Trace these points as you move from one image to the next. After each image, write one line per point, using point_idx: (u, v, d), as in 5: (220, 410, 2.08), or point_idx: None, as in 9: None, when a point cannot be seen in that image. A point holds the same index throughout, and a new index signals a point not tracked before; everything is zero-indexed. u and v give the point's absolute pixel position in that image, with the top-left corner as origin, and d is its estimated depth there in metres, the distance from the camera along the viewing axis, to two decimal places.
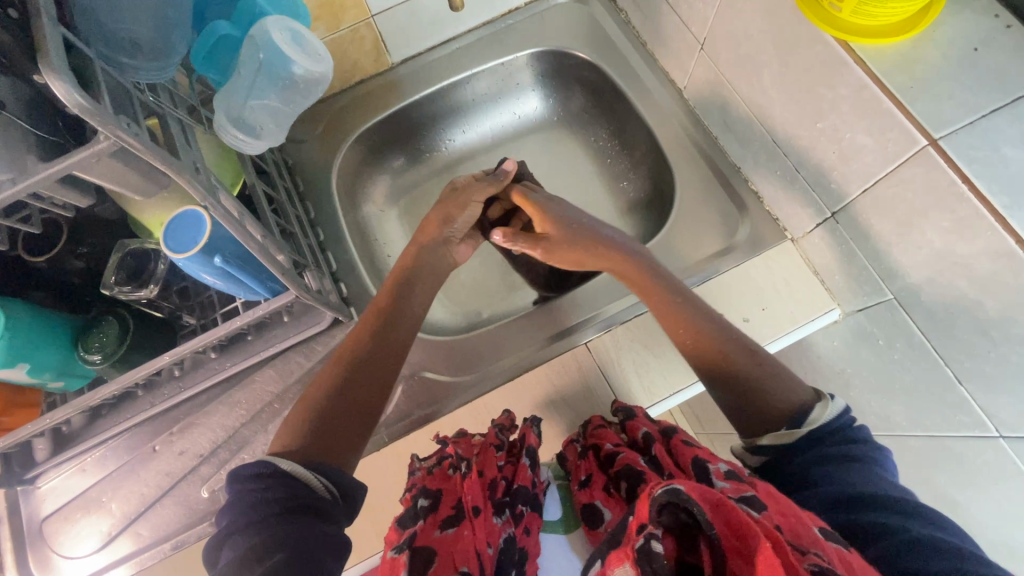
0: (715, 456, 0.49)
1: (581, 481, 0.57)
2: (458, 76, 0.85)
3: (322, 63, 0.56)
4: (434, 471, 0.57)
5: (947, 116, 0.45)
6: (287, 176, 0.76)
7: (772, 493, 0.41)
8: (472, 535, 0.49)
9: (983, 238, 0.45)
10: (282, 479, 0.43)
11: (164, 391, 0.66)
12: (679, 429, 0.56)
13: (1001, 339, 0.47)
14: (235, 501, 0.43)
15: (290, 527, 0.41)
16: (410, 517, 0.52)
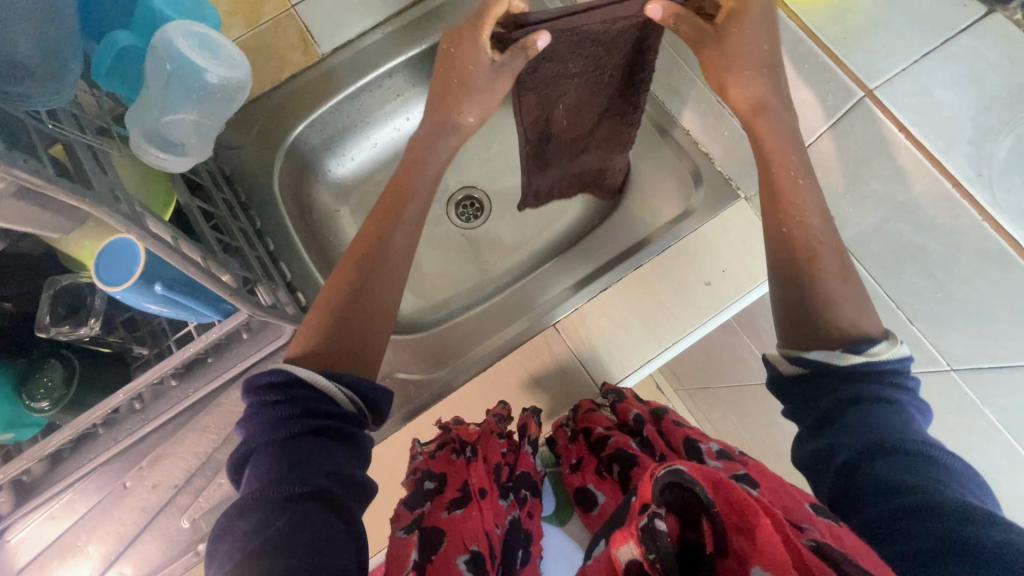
0: (705, 435, 0.51)
1: (574, 465, 0.61)
2: (394, 61, 0.81)
3: (240, 62, 0.53)
4: (438, 456, 0.58)
5: (879, 66, 0.47)
6: (225, 188, 0.73)
7: (763, 473, 0.44)
8: (479, 516, 0.48)
9: (922, 183, 0.46)
10: (300, 392, 0.41)
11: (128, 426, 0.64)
12: (669, 410, 0.59)
13: (947, 280, 0.48)
14: (253, 414, 0.41)
15: (311, 445, 0.39)
16: (417, 500, 0.51)
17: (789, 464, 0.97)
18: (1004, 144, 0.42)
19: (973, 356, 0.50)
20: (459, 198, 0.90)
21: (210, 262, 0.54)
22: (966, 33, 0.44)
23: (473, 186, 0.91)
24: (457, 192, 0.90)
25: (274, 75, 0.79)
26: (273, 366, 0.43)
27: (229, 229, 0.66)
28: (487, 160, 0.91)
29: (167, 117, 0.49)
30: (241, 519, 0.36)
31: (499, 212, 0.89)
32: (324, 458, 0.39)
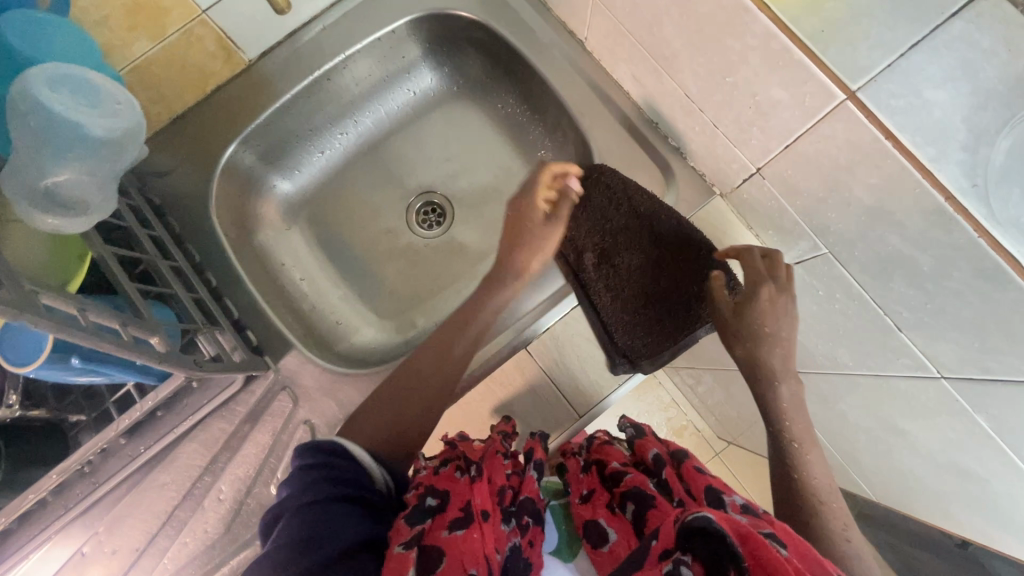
0: (728, 487, 0.49)
1: (583, 497, 0.52)
2: (331, 62, 0.73)
3: (124, 104, 0.55)
4: (440, 471, 0.49)
5: (862, 61, 0.39)
6: (156, 221, 0.66)
7: (791, 535, 0.41)
8: (480, 539, 0.40)
9: (910, 194, 0.41)
10: (340, 456, 0.45)
11: (77, 493, 0.60)
12: (690, 455, 0.54)
13: (936, 292, 0.45)
14: (290, 483, 0.43)
15: (339, 508, 0.40)
16: (416, 514, 0.42)
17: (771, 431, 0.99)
18: (1003, 148, 0.35)
19: (963, 365, 0.48)
20: (419, 204, 0.84)
21: (131, 328, 0.47)
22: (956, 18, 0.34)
23: (432, 190, 0.84)
24: (416, 199, 0.84)
25: (194, 88, 0.70)
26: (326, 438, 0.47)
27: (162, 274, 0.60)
28: (446, 162, 0.84)
29: (47, 172, 0.49)
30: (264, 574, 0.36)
31: (463, 218, 0.83)
32: (346, 521, 0.39)
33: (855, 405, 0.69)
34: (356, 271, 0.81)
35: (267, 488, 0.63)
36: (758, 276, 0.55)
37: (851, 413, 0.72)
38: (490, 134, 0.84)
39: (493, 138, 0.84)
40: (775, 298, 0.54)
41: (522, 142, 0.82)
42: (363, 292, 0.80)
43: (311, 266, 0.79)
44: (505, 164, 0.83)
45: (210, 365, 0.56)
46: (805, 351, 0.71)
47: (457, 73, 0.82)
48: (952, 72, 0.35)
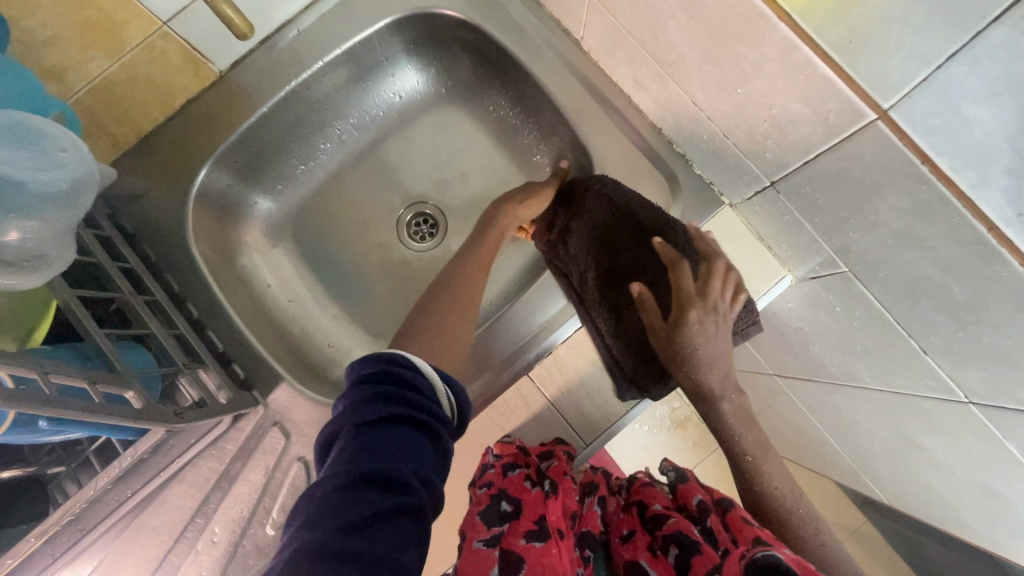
0: (777, 541, 0.46)
1: (624, 537, 0.53)
2: (308, 70, 0.67)
3: (72, 150, 0.51)
4: (510, 475, 0.55)
5: (896, 77, 0.35)
6: (127, 251, 0.62)
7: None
8: (558, 555, 0.45)
9: (947, 223, 0.37)
10: (402, 373, 0.41)
11: (63, 543, 0.52)
12: (737, 503, 0.52)
13: (970, 321, 0.41)
14: (349, 393, 0.40)
15: (397, 434, 0.37)
16: (494, 516, 0.49)
17: (778, 426, 0.98)
18: None
19: (996, 394, 0.45)
20: (410, 216, 0.79)
21: (100, 386, 0.44)
22: (998, 24, 0.29)
23: (423, 201, 0.79)
24: (406, 210, 0.79)
25: (162, 104, 0.65)
26: (389, 350, 0.43)
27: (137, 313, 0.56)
28: (436, 170, 0.80)
29: None
30: (308, 498, 0.34)
31: (458, 229, 0.79)
32: (404, 451, 0.36)
33: (872, 418, 0.66)
34: (346, 290, 0.77)
35: (263, 529, 0.60)
36: (688, 299, 0.54)
37: (867, 424, 0.69)
38: (482, 138, 0.79)
39: (487, 144, 0.79)
40: (704, 319, 0.54)
41: (517, 146, 0.77)
42: (355, 311, 0.76)
43: (299, 287, 0.75)
44: (499, 170, 0.78)
45: (193, 413, 0.53)
46: (819, 362, 0.68)
47: (446, 74, 0.77)
48: (993, 87, 0.31)
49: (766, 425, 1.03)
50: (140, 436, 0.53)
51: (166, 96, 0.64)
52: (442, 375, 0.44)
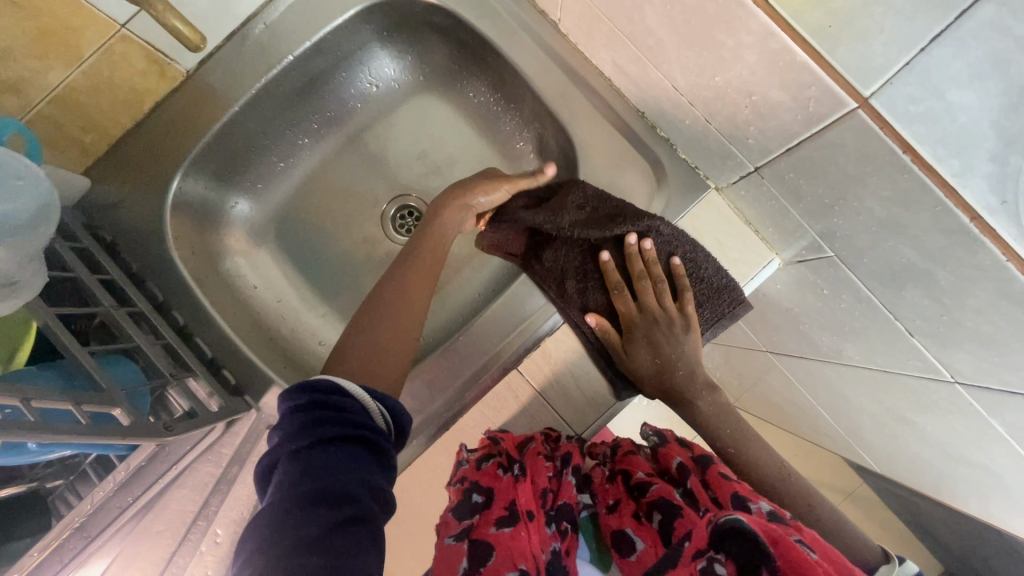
0: (754, 493, 0.48)
1: (609, 507, 0.52)
2: (277, 66, 0.65)
3: (27, 176, 0.50)
4: (483, 467, 0.55)
5: (877, 63, 0.33)
6: (102, 260, 0.61)
7: (821, 544, 0.41)
8: (527, 537, 0.45)
9: (930, 212, 0.36)
10: (335, 397, 0.42)
11: (69, 551, 0.50)
12: (716, 457, 0.53)
13: (954, 306, 0.41)
14: (285, 421, 0.41)
15: (337, 452, 0.38)
16: (467, 510, 0.50)
17: (771, 397, 0.99)
18: None
19: (980, 375, 0.45)
20: (394, 210, 0.78)
21: (85, 407, 0.44)
22: None
23: (406, 193, 0.78)
24: (389, 204, 0.78)
25: (130, 110, 0.63)
26: (319, 377, 0.44)
27: (120, 326, 0.56)
28: (417, 160, 0.78)
29: None
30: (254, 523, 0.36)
31: None
32: (347, 466, 0.38)
33: (862, 394, 0.67)
34: (333, 288, 0.76)
35: None
36: (634, 322, 0.60)
37: (857, 399, 0.69)
38: (462, 127, 0.77)
39: (468, 132, 0.77)
40: (650, 335, 0.60)
41: (499, 133, 0.75)
42: (343, 309, 0.75)
43: (285, 287, 0.75)
44: (481, 158, 0.77)
45: (182, 423, 0.53)
46: (809, 342, 0.67)
47: (422, 61, 0.75)
48: (976, 69, 0.30)
49: (759, 396, 1.04)
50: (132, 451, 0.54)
51: (133, 101, 0.63)
52: (374, 393, 0.45)
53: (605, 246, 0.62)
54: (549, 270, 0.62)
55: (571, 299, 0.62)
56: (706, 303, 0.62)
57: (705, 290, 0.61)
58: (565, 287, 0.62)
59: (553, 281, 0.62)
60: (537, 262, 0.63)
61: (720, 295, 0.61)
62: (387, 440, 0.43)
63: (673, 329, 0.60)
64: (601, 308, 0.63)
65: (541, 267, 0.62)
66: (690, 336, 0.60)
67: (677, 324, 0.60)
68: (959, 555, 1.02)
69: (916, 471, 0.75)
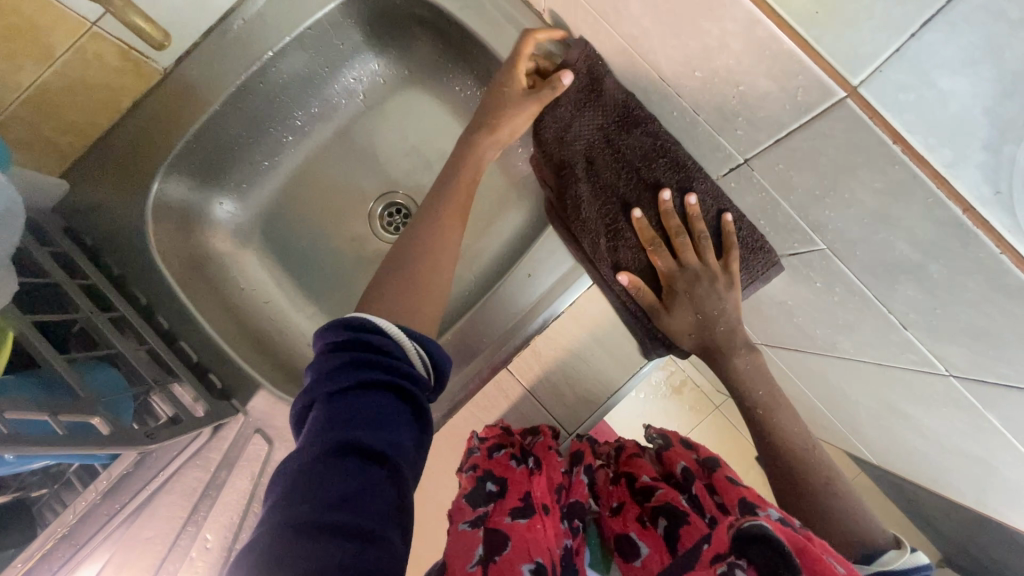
0: (763, 499, 0.45)
1: (614, 509, 0.52)
2: (256, 62, 0.64)
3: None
4: (495, 456, 0.55)
5: (866, 50, 0.32)
6: (87, 264, 0.60)
7: (834, 554, 0.39)
8: (542, 529, 0.44)
9: (921, 203, 0.35)
10: (371, 338, 0.41)
11: (57, 559, 0.49)
12: (722, 461, 0.52)
13: (949, 299, 0.40)
14: (321, 360, 0.40)
15: (377, 396, 0.38)
16: (482, 498, 0.49)
17: None
18: None
19: (977, 368, 0.44)
20: (381, 208, 0.76)
21: (61, 417, 0.43)
22: None
23: (393, 190, 0.77)
24: (377, 203, 0.77)
25: (107, 110, 0.62)
26: (355, 316, 0.42)
27: (100, 332, 0.55)
28: (405, 156, 0.77)
29: None
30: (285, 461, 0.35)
31: None
32: (386, 412, 0.37)
33: (858, 387, 0.66)
34: (321, 287, 0.75)
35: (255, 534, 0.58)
36: (673, 277, 0.59)
37: (854, 392, 0.68)
38: (448, 121, 0.76)
39: (455, 126, 0.76)
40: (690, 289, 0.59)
41: None
42: (331, 308, 0.74)
43: (273, 288, 0.74)
44: None
45: (164, 432, 0.52)
46: (803, 335, 0.66)
47: (406, 55, 0.73)
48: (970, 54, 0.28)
49: None
50: (113, 460, 0.54)
51: (109, 101, 0.61)
52: (412, 334, 0.43)
53: (637, 198, 0.60)
54: (581, 220, 0.62)
55: (604, 252, 0.62)
56: (741, 267, 0.57)
57: (742, 251, 0.56)
58: (597, 240, 0.61)
59: (581, 233, 0.62)
60: (568, 212, 0.63)
61: (754, 256, 0.56)
62: (421, 387, 0.41)
63: (717, 279, 0.58)
64: (636, 261, 0.62)
65: (571, 213, 0.62)
66: (732, 294, 0.58)
67: (722, 277, 0.57)
68: (957, 543, 1.02)
69: (913, 462, 0.75)
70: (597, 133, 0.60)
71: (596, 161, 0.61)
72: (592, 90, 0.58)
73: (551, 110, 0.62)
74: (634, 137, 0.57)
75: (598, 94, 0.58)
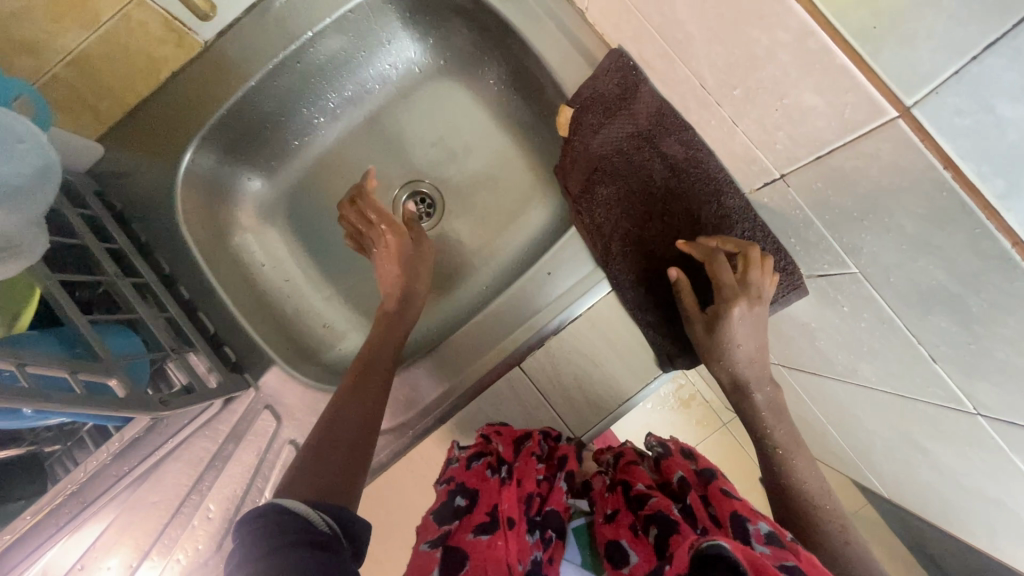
0: (755, 512, 0.45)
1: (607, 516, 0.50)
2: (296, 42, 0.64)
3: (29, 141, 0.50)
4: (472, 467, 0.55)
5: (923, 69, 0.31)
6: (117, 231, 0.61)
7: (818, 568, 0.38)
8: (504, 546, 0.43)
9: (967, 234, 0.34)
10: (286, 512, 0.38)
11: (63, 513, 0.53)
12: (719, 471, 0.52)
13: (984, 335, 0.39)
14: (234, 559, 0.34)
15: (295, 549, 0.35)
16: (449, 515, 0.49)
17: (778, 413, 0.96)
18: None
19: (1005, 408, 0.42)
20: (405, 196, 0.76)
21: (80, 375, 0.44)
22: None
23: (419, 179, 0.76)
24: (402, 190, 0.76)
25: (146, 79, 0.62)
26: (258, 510, 0.38)
27: (125, 297, 0.56)
28: (433, 146, 0.76)
29: None
30: None
31: (453, 210, 0.76)
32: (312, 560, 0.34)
33: (876, 417, 0.64)
34: (339, 271, 0.75)
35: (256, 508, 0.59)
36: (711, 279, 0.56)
37: (870, 421, 0.67)
38: (479, 113, 0.76)
39: (486, 120, 0.75)
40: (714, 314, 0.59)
41: (517, 122, 0.74)
42: (349, 290, 0.74)
43: (293, 266, 0.74)
44: (495, 146, 0.75)
45: (180, 401, 0.53)
46: (822, 360, 0.64)
47: (443, 45, 0.73)
48: None
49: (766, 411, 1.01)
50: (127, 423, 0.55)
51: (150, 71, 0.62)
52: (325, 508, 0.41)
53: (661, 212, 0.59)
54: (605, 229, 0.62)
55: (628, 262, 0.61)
56: None
57: None
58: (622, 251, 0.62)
59: (599, 241, 0.62)
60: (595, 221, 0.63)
61: (777, 278, 0.55)
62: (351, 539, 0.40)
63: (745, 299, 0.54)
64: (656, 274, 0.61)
65: (598, 225, 0.63)
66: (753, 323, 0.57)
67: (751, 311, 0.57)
68: None
69: (926, 499, 0.72)
70: (627, 146, 0.60)
71: (622, 167, 0.61)
72: (624, 100, 0.59)
73: (581, 120, 0.62)
74: (666, 146, 0.57)
75: (630, 106, 0.58)
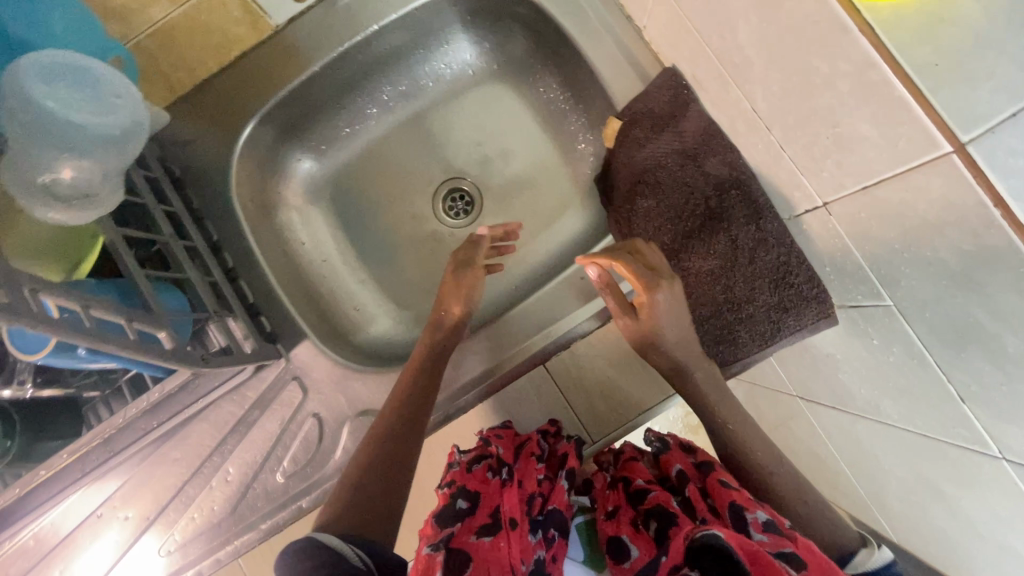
0: (752, 500, 0.45)
1: (608, 513, 0.50)
2: (360, 34, 0.67)
3: (125, 95, 0.54)
4: (473, 469, 0.53)
5: (980, 109, 0.32)
6: (173, 195, 0.64)
7: (814, 553, 0.39)
8: (506, 547, 0.43)
9: (1010, 273, 0.34)
10: (323, 548, 0.38)
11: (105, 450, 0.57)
12: (716, 464, 0.52)
13: (1017, 376, 0.39)
14: None
15: None
16: (449, 516, 0.47)
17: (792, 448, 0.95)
18: None
19: None
20: (446, 191, 0.79)
21: (134, 322, 0.46)
22: None
23: (460, 176, 0.79)
24: (444, 184, 0.79)
25: (219, 55, 0.66)
26: (292, 545, 0.38)
27: (175, 257, 0.59)
28: (478, 145, 0.79)
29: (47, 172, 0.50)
30: None
31: (491, 209, 0.78)
32: None
33: (895, 456, 0.63)
34: (374, 256, 0.77)
35: (273, 475, 0.61)
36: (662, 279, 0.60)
37: (887, 461, 0.66)
38: (526, 119, 0.78)
39: (532, 126, 0.78)
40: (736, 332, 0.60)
41: (563, 130, 0.76)
42: (382, 275, 0.76)
43: (332, 247, 0.77)
44: (539, 151, 0.77)
45: (217, 360, 0.55)
46: (845, 393, 0.64)
47: (500, 50, 0.76)
48: None
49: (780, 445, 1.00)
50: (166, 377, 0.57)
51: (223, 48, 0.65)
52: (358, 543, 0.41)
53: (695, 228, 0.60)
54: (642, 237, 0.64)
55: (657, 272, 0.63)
56: (792, 310, 0.55)
57: (793, 296, 0.55)
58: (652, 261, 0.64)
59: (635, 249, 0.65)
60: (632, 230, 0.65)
61: (807, 305, 0.54)
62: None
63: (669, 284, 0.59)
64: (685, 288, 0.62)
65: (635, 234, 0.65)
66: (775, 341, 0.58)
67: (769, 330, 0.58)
68: None
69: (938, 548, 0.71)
70: (669, 161, 0.61)
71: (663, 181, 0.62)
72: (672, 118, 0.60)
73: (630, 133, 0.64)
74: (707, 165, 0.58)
75: (678, 124, 0.60)
